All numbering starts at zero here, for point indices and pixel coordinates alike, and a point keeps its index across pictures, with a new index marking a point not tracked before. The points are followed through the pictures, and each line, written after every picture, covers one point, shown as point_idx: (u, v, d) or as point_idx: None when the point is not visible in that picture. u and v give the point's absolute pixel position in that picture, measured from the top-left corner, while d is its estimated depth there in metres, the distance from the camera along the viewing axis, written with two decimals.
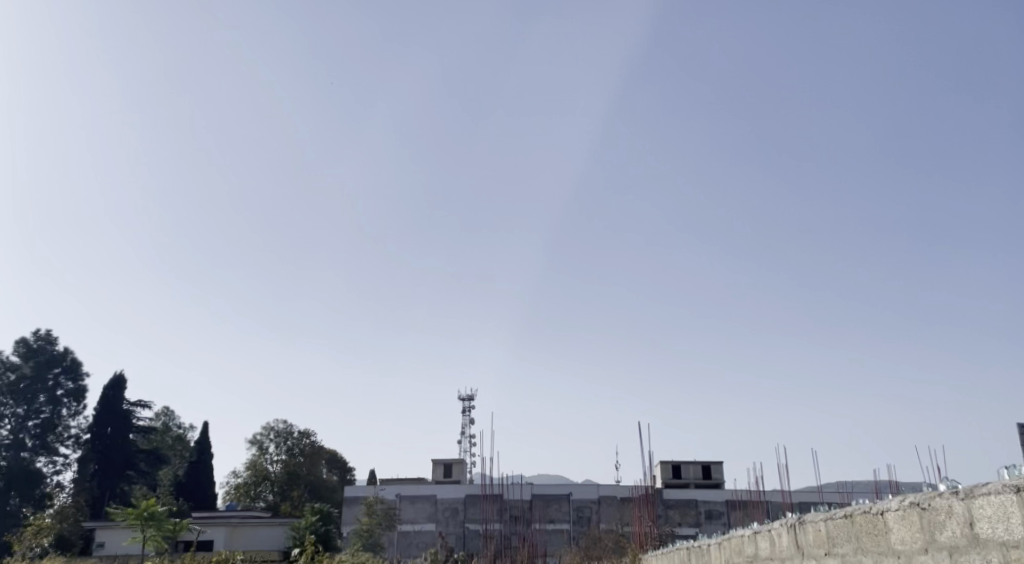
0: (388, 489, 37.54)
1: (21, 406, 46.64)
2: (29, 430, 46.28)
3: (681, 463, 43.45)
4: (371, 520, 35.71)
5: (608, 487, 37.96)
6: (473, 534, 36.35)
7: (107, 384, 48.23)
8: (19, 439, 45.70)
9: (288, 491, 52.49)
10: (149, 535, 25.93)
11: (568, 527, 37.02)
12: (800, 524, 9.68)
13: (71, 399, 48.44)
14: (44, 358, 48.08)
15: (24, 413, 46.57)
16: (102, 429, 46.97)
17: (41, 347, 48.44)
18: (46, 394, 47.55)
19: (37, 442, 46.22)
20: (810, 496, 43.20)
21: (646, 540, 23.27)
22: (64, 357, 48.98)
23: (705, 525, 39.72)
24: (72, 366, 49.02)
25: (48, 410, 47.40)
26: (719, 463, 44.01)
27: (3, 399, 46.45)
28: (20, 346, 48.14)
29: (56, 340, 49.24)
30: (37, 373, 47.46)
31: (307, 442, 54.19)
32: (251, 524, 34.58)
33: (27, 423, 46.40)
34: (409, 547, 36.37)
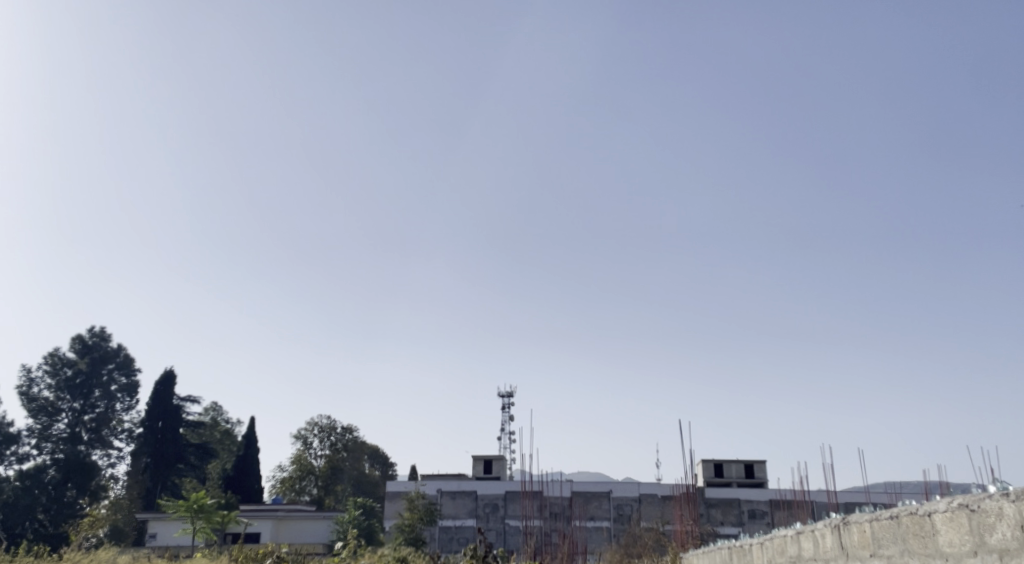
0: (429, 485, 37.87)
1: (77, 400, 47.71)
2: (85, 423, 47.37)
3: (723, 461, 43.31)
4: (412, 515, 35.49)
5: (648, 485, 38.02)
6: (514, 530, 36.61)
7: (157, 380, 49.18)
8: (76, 433, 46.79)
9: (332, 486, 53.04)
10: (199, 526, 26.47)
11: (609, 525, 37.11)
12: (845, 524, 9.74)
13: (124, 395, 49.45)
14: (100, 354, 49.16)
15: (80, 408, 47.62)
16: (154, 423, 47.90)
17: (96, 343, 49.60)
18: (101, 389, 48.57)
19: (92, 435, 47.28)
20: (857, 496, 42.75)
21: (688, 539, 23.23)
22: (118, 353, 49.98)
23: (748, 525, 39.58)
24: (125, 361, 50.02)
25: (103, 405, 48.42)
26: (762, 462, 43.77)
27: (60, 394, 47.51)
28: (76, 342, 49.28)
29: (110, 337, 50.32)
30: (93, 369, 48.50)
31: (350, 437, 54.87)
32: (297, 518, 35.06)
33: (83, 417, 47.45)
34: (451, 542, 36.73)
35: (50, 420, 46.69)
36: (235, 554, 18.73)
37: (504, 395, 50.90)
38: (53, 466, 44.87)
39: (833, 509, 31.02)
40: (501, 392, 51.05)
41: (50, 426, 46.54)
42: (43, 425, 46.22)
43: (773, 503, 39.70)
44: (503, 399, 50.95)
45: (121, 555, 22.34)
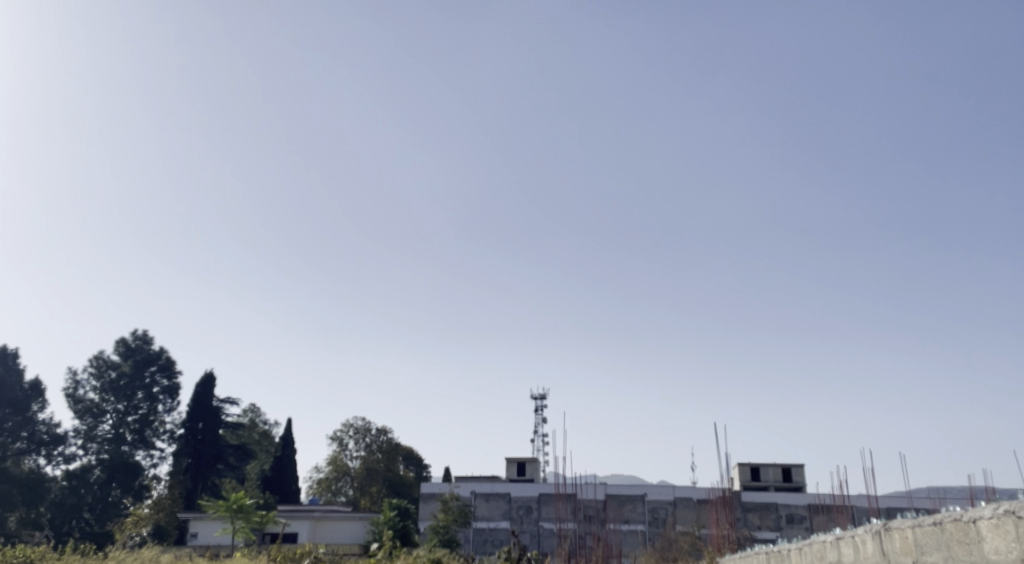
0: (463, 487, 37.93)
1: (121, 401, 48.42)
2: (129, 425, 48.02)
3: (760, 465, 43.07)
4: (447, 516, 35.75)
5: (683, 488, 37.88)
6: (548, 533, 36.67)
7: (198, 382, 49.78)
8: (120, 434, 47.49)
9: (367, 487, 53.41)
10: (239, 526, 26.83)
11: (643, 528, 37.08)
12: (886, 530, 9.71)
13: (167, 396, 49.94)
14: (142, 357, 49.83)
15: (124, 409, 48.34)
16: (195, 424, 48.49)
17: (138, 346, 50.30)
18: (144, 391, 49.18)
19: (136, 436, 47.92)
20: (899, 501, 42.26)
21: (725, 543, 23.14)
22: (160, 355, 50.53)
23: (786, 529, 39.37)
24: (167, 364, 50.52)
25: (146, 406, 49.00)
26: (800, 465, 43.42)
27: (105, 395, 48.29)
28: (120, 345, 50.01)
29: (153, 340, 51.03)
30: (136, 371, 49.16)
31: (385, 439, 55.21)
32: (334, 518, 35.27)
33: (127, 418, 48.11)
34: (485, 544, 36.89)
35: (95, 421, 47.46)
36: (273, 553, 19.05)
37: (537, 398, 50.89)
38: (98, 466, 45.64)
39: (874, 515, 30.72)
40: (534, 394, 51.02)
41: (96, 427, 47.41)
42: (89, 426, 47.02)
43: (812, 507, 39.38)
44: (536, 401, 50.98)
45: (163, 553, 22.66)
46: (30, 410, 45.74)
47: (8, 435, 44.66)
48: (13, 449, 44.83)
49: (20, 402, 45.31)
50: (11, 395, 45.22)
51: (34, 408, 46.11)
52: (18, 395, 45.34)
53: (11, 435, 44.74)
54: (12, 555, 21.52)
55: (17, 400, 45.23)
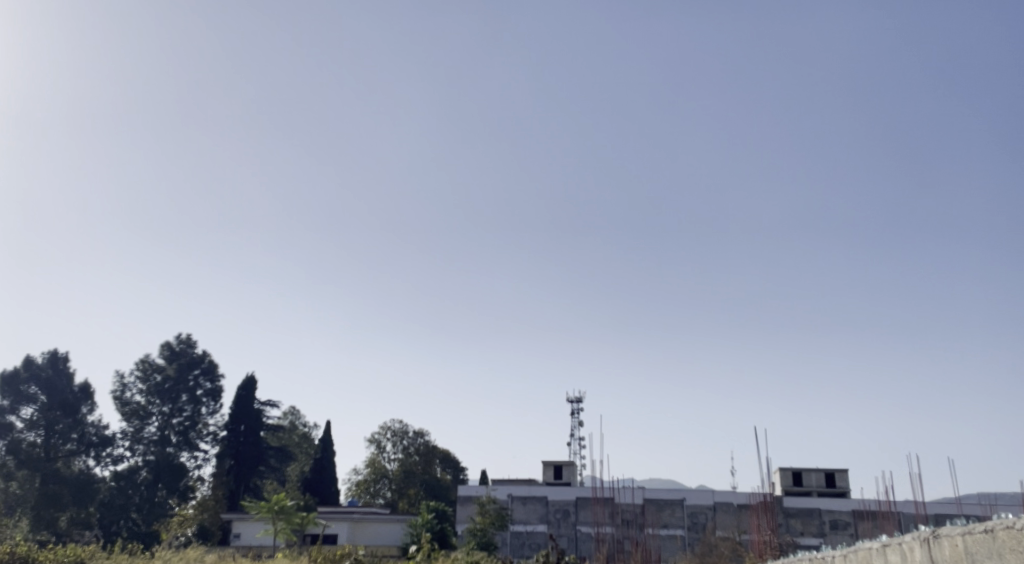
0: (500, 489, 37.94)
1: (166, 404, 49.05)
2: (174, 427, 48.61)
3: (802, 470, 42.64)
4: (484, 519, 35.54)
5: (723, 493, 37.70)
6: (585, 537, 36.68)
7: (239, 386, 50.27)
8: (165, 436, 48.13)
9: (405, 489, 53.67)
10: (280, 527, 27.11)
11: (683, 533, 36.91)
12: (935, 538, 9.58)
13: (210, 399, 50.44)
14: (186, 360, 50.35)
15: (169, 412, 48.90)
16: (237, 426, 48.98)
17: (182, 350, 50.86)
18: (188, 394, 49.78)
19: (180, 437, 48.53)
20: (948, 508, 41.57)
21: (766, 550, 22.91)
22: (203, 359, 51.04)
23: (830, 536, 38.95)
24: (210, 367, 51.01)
25: (190, 409, 49.54)
26: (844, 471, 42.91)
27: (151, 398, 48.99)
28: (165, 349, 50.65)
29: (196, 344, 51.62)
30: (180, 374, 49.76)
31: (422, 442, 55.42)
32: (374, 520, 35.45)
33: (171, 421, 48.70)
34: (522, 547, 36.90)
35: (142, 423, 48.20)
36: (313, 555, 19.30)
37: (573, 402, 50.80)
38: (145, 467, 46.41)
39: (920, 522, 30.25)
40: (571, 398, 50.92)
41: (142, 429, 48.12)
42: (135, 428, 47.84)
43: (856, 513, 38.97)
44: (573, 405, 50.86)
45: (207, 554, 22.94)
46: (80, 412, 46.64)
47: (58, 437, 45.33)
48: (64, 450, 45.51)
49: (70, 404, 46.22)
50: (62, 396, 46.45)
51: (84, 410, 47.05)
52: (67, 397, 46.50)
53: (61, 437, 45.39)
54: (64, 555, 22.03)
55: (68, 402, 46.18)
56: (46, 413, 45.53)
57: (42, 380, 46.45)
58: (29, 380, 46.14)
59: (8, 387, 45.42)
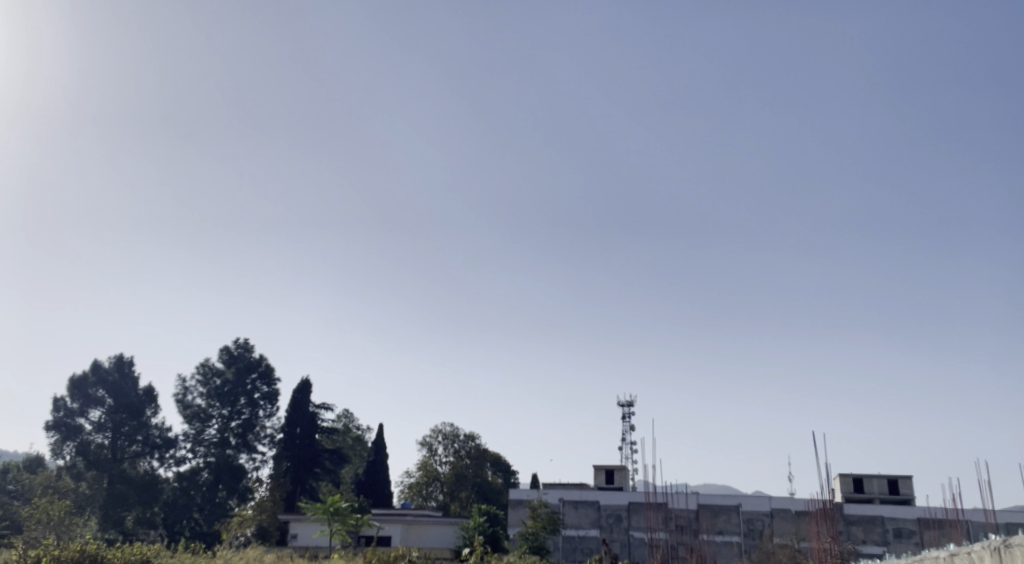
0: (551, 493, 37.83)
1: (225, 407, 49.71)
2: (232, 429, 49.21)
3: (863, 476, 41.99)
4: (535, 523, 35.24)
5: (780, 500, 37.27)
6: (638, 542, 36.68)
7: (295, 389, 50.78)
8: (225, 438, 48.81)
9: (457, 492, 53.92)
10: (335, 528, 27.39)
11: (739, 539, 36.67)
12: (1008, 547, 9.34)
13: (267, 402, 50.92)
14: (244, 364, 50.84)
15: (228, 415, 49.57)
16: (293, 429, 49.43)
17: (240, 354, 51.41)
18: (246, 397, 50.37)
19: (239, 440, 49.13)
20: (1018, 516, 40.53)
21: (826, 557, 22.42)
22: (260, 363, 51.56)
23: (893, 544, 38.31)
24: (267, 371, 51.52)
25: (248, 412, 50.12)
26: (907, 477, 42.10)
27: (211, 401, 49.73)
28: (224, 353, 51.35)
29: (254, 348, 52.18)
30: (238, 378, 50.38)
31: (473, 445, 55.51)
32: (425, 523, 35.50)
33: (230, 423, 49.36)
34: (574, 552, 36.76)
35: (202, 426, 49.00)
36: (368, 556, 19.56)
37: (625, 406, 50.50)
38: (206, 468, 47.16)
39: (986, 532, 29.52)
40: (622, 402, 50.67)
41: (203, 432, 48.90)
42: (196, 430, 48.68)
43: (922, 521, 38.25)
44: (624, 409, 50.61)
45: (265, 553, 23.22)
46: (145, 415, 47.59)
47: (124, 438, 46.47)
48: (129, 452, 46.60)
49: (135, 406, 47.30)
50: (127, 399, 47.38)
51: (148, 412, 47.95)
52: (132, 400, 47.36)
53: (126, 438, 46.50)
54: (131, 554, 22.59)
55: (132, 405, 47.26)
56: (112, 416, 46.80)
57: (109, 384, 47.43)
58: (96, 384, 47.17)
59: (77, 390, 46.77)
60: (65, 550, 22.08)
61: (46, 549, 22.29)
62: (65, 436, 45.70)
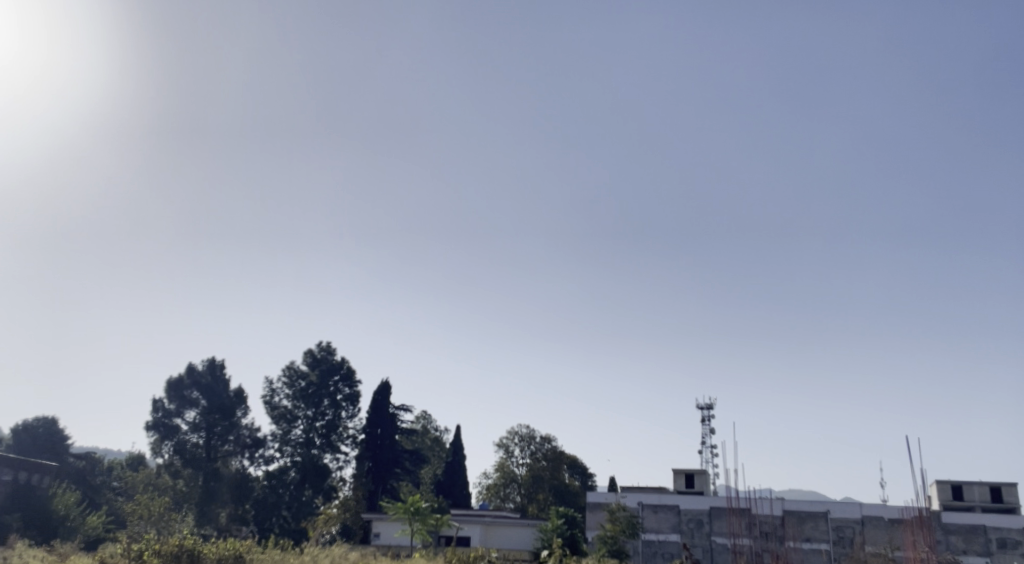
0: (629, 497, 37.39)
1: (310, 408, 50.44)
2: (317, 430, 49.92)
3: (963, 484, 40.45)
4: (615, 527, 34.73)
5: (872, 507, 36.52)
6: (720, 548, 36.12)
7: (376, 391, 51.30)
8: (310, 438, 49.60)
9: (534, 494, 53.94)
10: (416, 528, 27.54)
11: (828, 547, 35.98)
12: None
13: (349, 403, 51.35)
14: (326, 366, 51.47)
15: (312, 416, 50.31)
16: (374, 429, 49.95)
17: (323, 356, 52.11)
18: (330, 399, 50.96)
19: (323, 440, 49.77)
20: None
21: None
22: (342, 365, 52.09)
23: (997, 555, 36.96)
24: (349, 373, 51.99)
25: (332, 413, 50.65)
26: (1012, 485, 40.38)
27: (297, 402, 50.60)
28: (308, 356, 52.19)
29: (336, 351, 52.87)
30: (321, 380, 51.09)
31: (549, 447, 55.35)
32: (504, 525, 35.47)
33: (315, 424, 50.08)
34: (654, 556, 36.42)
35: (289, 427, 49.93)
36: (449, 556, 19.69)
37: (704, 408, 49.75)
38: (293, 467, 47.72)
39: None
40: (702, 405, 49.91)
41: (289, 432, 49.81)
42: (283, 431, 49.66)
43: None
44: (704, 411, 49.83)
45: (349, 552, 23.45)
46: (236, 415, 48.52)
47: (217, 438, 47.71)
48: (222, 450, 47.86)
49: (226, 407, 48.21)
50: (219, 400, 48.25)
51: (239, 413, 48.91)
52: (224, 401, 48.27)
53: (219, 438, 47.75)
54: (225, 550, 23.16)
55: (224, 405, 48.18)
56: (206, 416, 47.88)
57: (203, 386, 48.50)
58: (191, 386, 48.38)
59: (174, 392, 48.08)
60: (165, 544, 23.06)
61: (143, 546, 22.98)
62: (164, 435, 47.30)
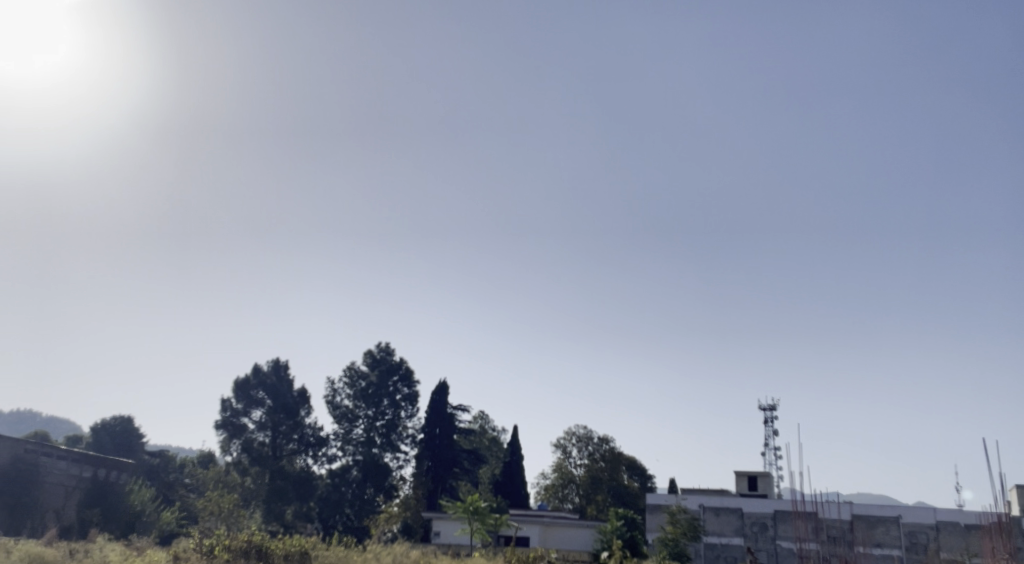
0: (691, 499, 36.87)
1: (370, 408, 50.73)
2: (377, 430, 50.20)
3: None
4: (675, 529, 34.18)
5: (947, 512, 35.67)
6: (786, 553, 35.45)
7: (435, 391, 51.42)
8: (371, 437, 49.88)
9: (592, 495, 53.53)
10: (475, 528, 27.38)
11: (900, 553, 35.24)
12: None
13: (408, 403, 51.50)
14: (386, 366, 51.77)
15: (373, 415, 50.58)
16: (433, 429, 50.07)
17: (383, 357, 52.41)
18: (389, 399, 51.19)
19: (384, 439, 49.99)
20: None
21: None
22: (401, 366, 52.30)
23: None
24: (407, 373, 52.16)
25: (392, 412, 50.87)
26: None
27: (358, 402, 50.95)
28: (367, 357, 52.52)
29: (395, 352, 53.16)
30: (381, 380, 51.38)
31: (608, 448, 54.90)
32: (562, 525, 35.22)
33: (375, 424, 50.36)
34: (718, 560, 35.90)
35: (350, 426, 50.33)
36: (509, 556, 19.53)
37: (767, 409, 48.88)
38: (355, 465, 48.42)
39: None
40: (765, 406, 49.12)
41: (351, 431, 50.20)
42: (345, 430, 50.08)
43: None
44: (767, 413, 48.97)
45: (409, 550, 23.40)
46: (299, 415, 49.10)
47: (283, 437, 48.25)
48: (287, 449, 48.24)
49: (290, 406, 48.83)
50: (283, 400, 48.90)
51: (302, 413, 49.49)
52: (288, 401, 48.94)
53: (284, 437, 48.27)
54: (291, 546, 23.32)
55: (288, 405, 48.82)
56: (271, 416, 48.52)
57: (268, 386, 49.15)
58: (257, 386, 49.08)
59: (242, 392, 48.85)
60: (234, 540, 23.52)
61: (211, 542, 23.31)
62: (232, 434, 48.08)
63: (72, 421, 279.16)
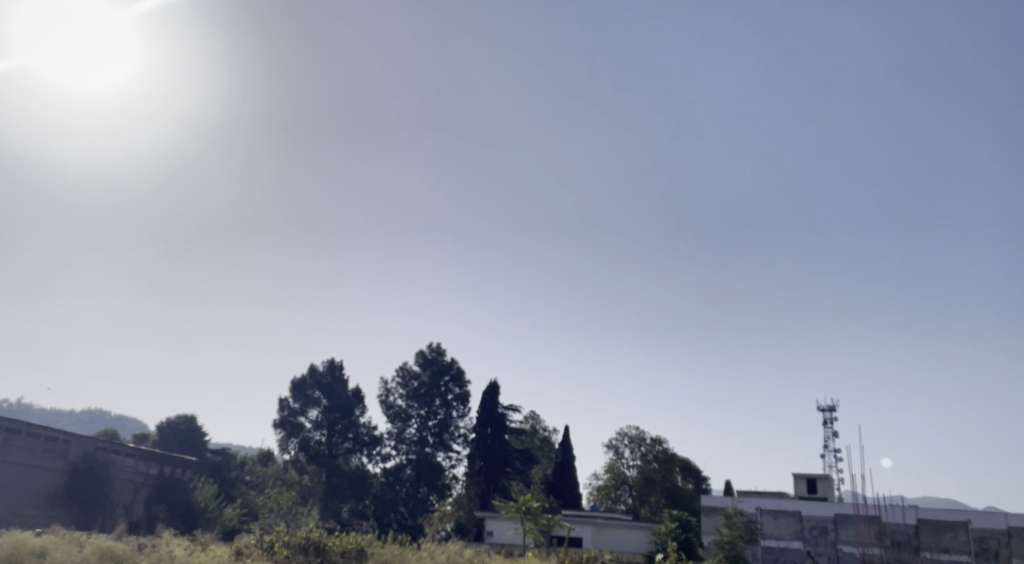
0: (748, 502, 36.17)
1: (423, 408, 50.77)
2: (430, 429, 50.23)
3: None
4: (732, 531, 33.62)
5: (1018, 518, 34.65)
6: (848, 558, 34.67)
7: (486, 391, 51.30)
8: (423, 437, 49.93)
9: (646, 496, 52.95)
10: (528, 527, 27.11)
11: (968, 559, 34.37)
12: None
13: (460, 403, 51.40)
14: (437, 366, 51.79)
15: (425, 415, 50.60)
16: (484, 429, 49.98)
17: (434, 357, 52.44)
18: (441, 398, 51.18)
19: (436, 438, 49.99)
20: None
21: None
22: (452, 366, 52.25)
23: None
24: (459, 373, 52.10)
25: (444, 412, 50.85)
26: None
27: (410, 402, 51.06)
28: (419, 357, 52.58)
29: (446, 352, 53.15)
30: (433, 380, 51.42)
31: (661, 449, 54.27)
32: (615, 526, 34.85)
33: (427, 423, 50.38)
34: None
35: (403, 426, 50.44)
36: (562, 556, 19.28)
37: (825, 410, 47.89)
38: (409, 464, 48.50)
39: None
40: (822, 407, 48.13)
41: (404, 431, 50.31)
42: (398, 430, 50.25)
43: None
44: (825, 413, 47.95)
45: (464, 549, 23.27)
46: (354, 414, 49.40)
47: (339, 436, 48.51)
48: (342, 448, 48.49)
49: (346, 406, 49.25)
50: (339, 399, 49.30)
51: (357, 412, 49.74)
52: (344, 400, 49.20)
53: (340, 436, 48.54)
54: (348, 543, 23.34)
55: (344, 404, 49.16)
56: (326, 415, 48.81)
57: (324, 386, 49.55)
58: (313, 386, 49.44)
59: (298, 391, 49.26)
60: (293, 537, 23.63)
61: (272, 540, 23.42)
62: (290, 433, 48.45)
63: (129, 419, 285.10)
